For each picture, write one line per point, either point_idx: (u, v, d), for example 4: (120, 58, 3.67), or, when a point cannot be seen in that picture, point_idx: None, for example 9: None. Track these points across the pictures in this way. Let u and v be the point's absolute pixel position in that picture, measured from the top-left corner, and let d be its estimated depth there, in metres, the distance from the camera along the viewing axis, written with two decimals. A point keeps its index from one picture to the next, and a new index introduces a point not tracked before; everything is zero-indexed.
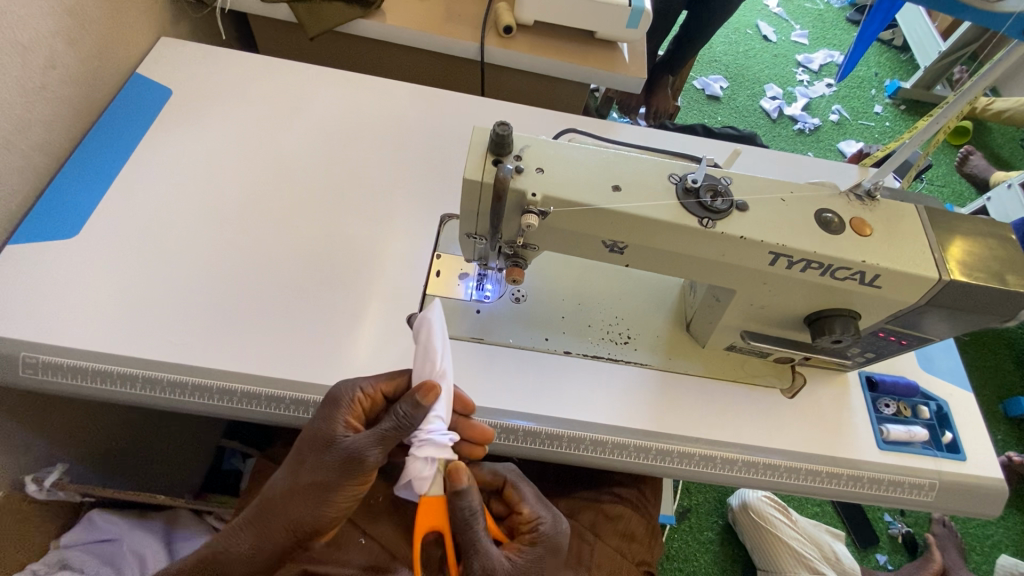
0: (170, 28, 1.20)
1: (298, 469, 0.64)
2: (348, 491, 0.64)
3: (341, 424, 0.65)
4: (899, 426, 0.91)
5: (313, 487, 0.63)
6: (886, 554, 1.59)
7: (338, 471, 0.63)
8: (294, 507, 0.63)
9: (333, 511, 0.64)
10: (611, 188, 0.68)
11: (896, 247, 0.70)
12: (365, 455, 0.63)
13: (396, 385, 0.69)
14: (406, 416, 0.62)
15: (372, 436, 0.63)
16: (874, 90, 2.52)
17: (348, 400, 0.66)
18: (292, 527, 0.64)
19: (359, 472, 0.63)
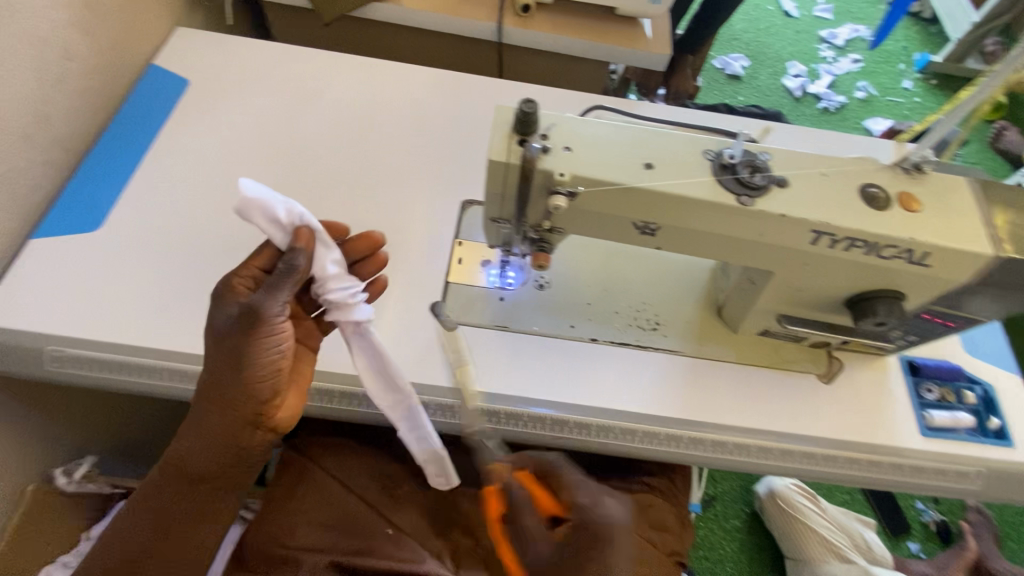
0: (185, 18, 1.19)
1: (212, 363, 0.66)
2: (266, 351, 0.65)
3: (228, 302, 0.64)
4: (944, 412, 0.87)
5: (230, 361, 0.64)
6: (918, 542, 1.55)
7: (244, 332, 0.63)
8: (224, 382, 0.65)
9: (264, 376, 0.66)
10: (643, 166, 0.65)
11: (946, 223, 0.66)
12: (264, 307, 0.62)
13: (269, 255, 0.67)
14: (288, 261, 0.62)
15: (262, 289, 0.62)
16: (902, 64, 2.42)
17: (223, 286, 0.64)
18: (232, 400, 0.66)
19: (264, 327, 0.63)
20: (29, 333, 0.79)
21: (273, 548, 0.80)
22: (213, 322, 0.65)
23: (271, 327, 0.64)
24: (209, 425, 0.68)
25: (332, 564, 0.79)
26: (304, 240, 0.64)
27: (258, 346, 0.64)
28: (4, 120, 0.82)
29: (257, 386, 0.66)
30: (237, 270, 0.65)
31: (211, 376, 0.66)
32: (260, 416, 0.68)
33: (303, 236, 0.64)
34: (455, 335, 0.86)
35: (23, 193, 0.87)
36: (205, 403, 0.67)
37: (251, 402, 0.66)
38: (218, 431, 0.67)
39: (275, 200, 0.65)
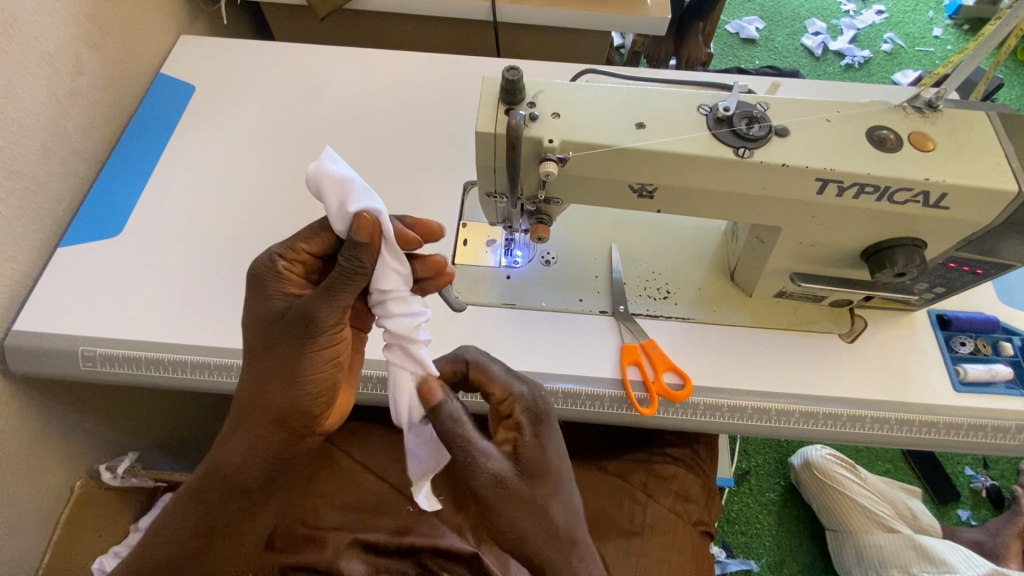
0: (189, 25, 1.21)
1: (258, 363, 0.60)
2: (322, 355, 0.59)
3: (276, 293, 0.60)
4: (979, 365, 0.83)
5: (280, 363, 0.58)
6: (969, 509, 1.48)
7: (299, 337, 0.57)
8: (273, 389, 0.59)
9: (319, 382, 0.60)
10: (635, 125, 0.63)
11: (964, 160, 0.62)
12: (320, 315, 0.57)
13: (320, 244, 0.61)
14: (350, 260, 0.54)
15: (319, 292, 0.56)
16: (931, 11, 2.28)
17: (270, 273, 0.59)
18: (282, 410, 0.60)
19: (320, 335, 0.58)
20: (62, 336, 0.83)
21: (299, 528, 0.83)
22: (258, 325, 0.59)
23: (329, 332, 0.58)
24: (250, 434, 0.62)
25: (354, 543, 0.81)
26: (365, 231, 0.54)
27: (314, 352, 0.58)
28: (23, 135, 0.86)
29: (311, 397, 0.60)
30: (286, 255, 0.60)
31: (258, 384, 0.60)
32: (308, 427, 0.63)
33: (364, 225, 0.54)
34: (463, 315, 0.86)
35: (49, 204, 0.91)
36: (251, 414, 0.61)
37: (302, 414, 0.61)
38: (264, 442, 0.62)
39: (353, 179, 0.56)
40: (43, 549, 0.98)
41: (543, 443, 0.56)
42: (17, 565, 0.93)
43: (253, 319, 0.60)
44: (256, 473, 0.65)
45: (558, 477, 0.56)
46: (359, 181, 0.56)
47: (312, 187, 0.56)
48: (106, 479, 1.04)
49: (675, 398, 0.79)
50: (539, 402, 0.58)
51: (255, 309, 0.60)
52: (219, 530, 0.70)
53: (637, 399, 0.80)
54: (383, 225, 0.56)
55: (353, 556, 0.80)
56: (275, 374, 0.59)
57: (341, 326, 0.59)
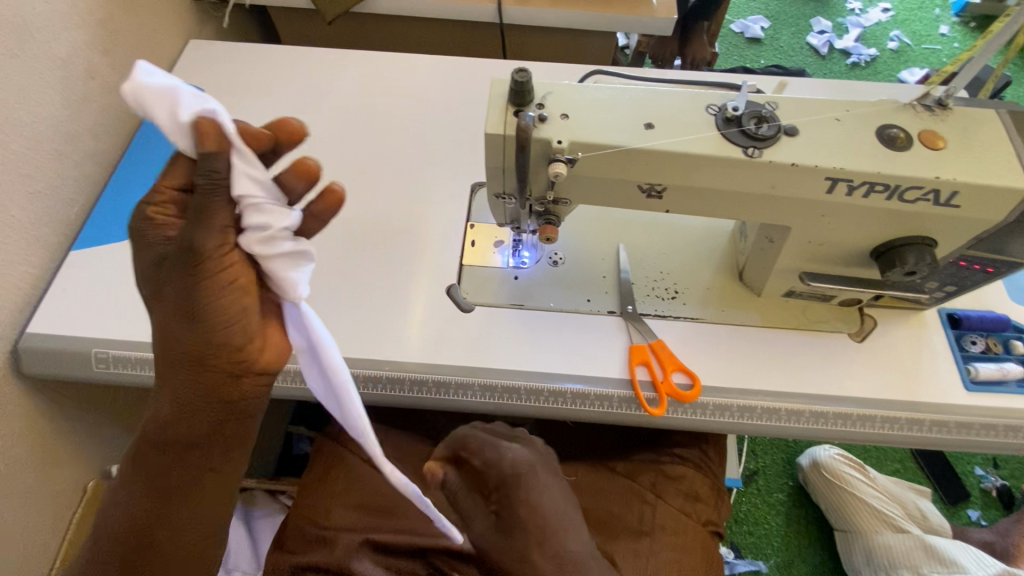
0: (198, 30, 1.23)
1: (164, 308, 0.56)
2: (218, 278, 0.54)
3: (157, 240, 0.56)
4: (990, 364, 0.82)
5: (182, 300, 0.55)
6: (979, 509, 1.47)
7: (187, 268, 0.54)
8: (183, 330, 0.56)
9: (232, 311, 0.56)
10: (644, 126, 0.64)
11: (975, 158, 0.62)
12: (198, 238, 0.53)
13: (183, 170, 0.55)
14: (207, 172, 0.51)
15: (191, 217, 0.52)
16: (938, 9, 2.27)
17: (143, 223, 0.55)
18: (197, 348, 0.57)
19: (206, 261, 0.53)
20: (76, 338, 0.84)
21: (310, 528, 0.84)
22: (149, 270, 0.56)
23: (216, 256, 0.54)
24: (178, 382, 0.59)
25: (365, 543, 0.82)
26: (208, 138, 0.49)
27: (209, 278, 0.54)
28: (36, 140, 0.87)
29: (221, 328, 0.56)
30: (151, 198, 0.55)
31: (167, 329, 0.57)
32: (233, 365, 0.59)
33: (205, 131, 0.49)
34: (472, 316, 0.86)
35: (62, 208, 0.92)
36: (170, 359, 0.58)
37: (220, 349, 0.57)
38: (196, 387, 0.59)
39: (180, 86, 0.50)
40: (57, 550, 0.98)
41: (526, 496, 0.61)
42: (31, 565, 0.94)
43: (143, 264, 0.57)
44: (193, 420, 0.61)
45: (548, 516, 0.61)
46: (184, 86, 0.50)
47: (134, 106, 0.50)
48: None
49: (685, 398, 0.79)
50: (511, 462, 0.61)
51: (140, 256, 0.57)
52: (176, 496, 0.66)
53: (646, 399, 0.80)
54: (225, 128, 0.51)
55: (364, 557, 0.81)
56: (180, 314, 0.56)
57: (229, 249, 0.54)
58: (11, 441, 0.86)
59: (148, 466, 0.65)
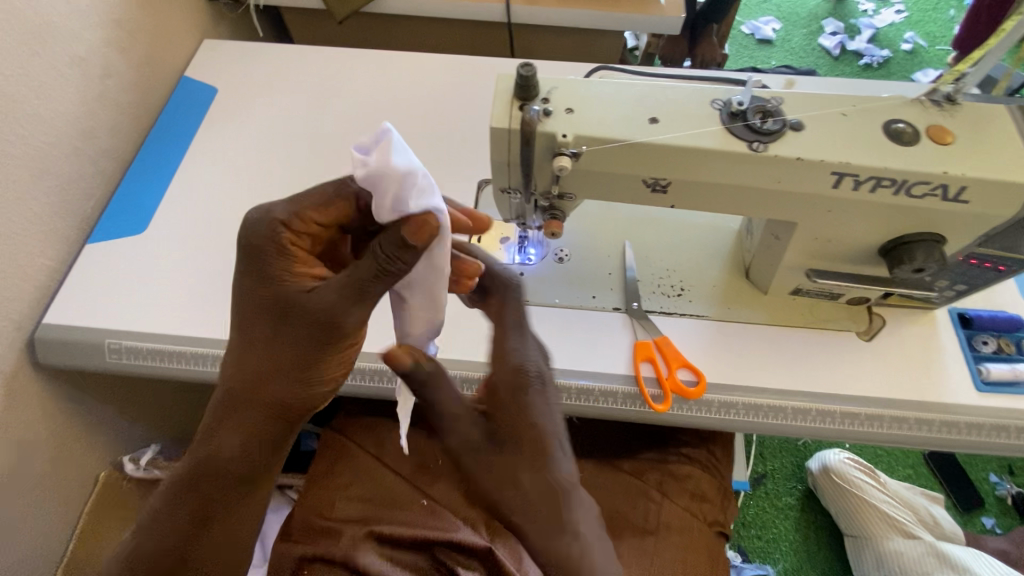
0: (212, 29, 1.25)
1: (272, 357, 0.56)
2: (339, 354, 0.57)
3: (290, 279, 0.55)
4: (1002, 364, 0.81)
5: (298, 361, 0.56)
6: (993, 517, 1.45)
7: (315, 337, 0.54)
8: (291, 385, 0.57)
9: (331, 378, 0.59)
10: (648, 120, 0.64)
11: (985, 153, 0.61)
12: (341, 317, 0.53)
13: (334, 214, 0.57)
14: (387, 260, 0.50)
15: (348, 295, 0.52)
16: (952, 10, 2.24)
17: (274, 247, 0.55)
18: (297, 408, 0.58)
19: (341, 337, 0.54)
20: (90, 330, 0.86)
21: (316, 520, 0.86)
22: (262, 310, 0.55)
23: (351, 333, 0.55)
24: (260, 427, 0.59)
25: (370, 535, 0.83)
26: (423, 237, 0.51)
27: (334, 353, 0.56)
28: (54, 136, 0.89)
29: (323, 394, 0.59)
30: (293, 224, 0.56)
31: (272, 378, 0.56)
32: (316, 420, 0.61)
33: (426, 229, 0.51)
34: (477, 311, 0.86)
35: (77, 202, 0.94)
36: (263, 410, 0.58)
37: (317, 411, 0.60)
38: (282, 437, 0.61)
39: (418, 167, 0.53)
40: (70, 535, 1.00)
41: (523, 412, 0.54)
42: (44, 551, 0.96)
43: (253, 301, 0.56)
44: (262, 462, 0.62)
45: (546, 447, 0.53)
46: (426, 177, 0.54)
47: (367, 179, 0.53)
48: (129, 471, 1.06)
49: (690, 395, 0.78)
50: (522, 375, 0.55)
51: (263, 296, 0.55)
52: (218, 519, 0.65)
53: (650, 395, 0.80)
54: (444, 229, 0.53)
55: (369, 548, 0.82)
56: (289, 372, 0.56)
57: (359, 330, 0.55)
58: (26, 430, 0.88)
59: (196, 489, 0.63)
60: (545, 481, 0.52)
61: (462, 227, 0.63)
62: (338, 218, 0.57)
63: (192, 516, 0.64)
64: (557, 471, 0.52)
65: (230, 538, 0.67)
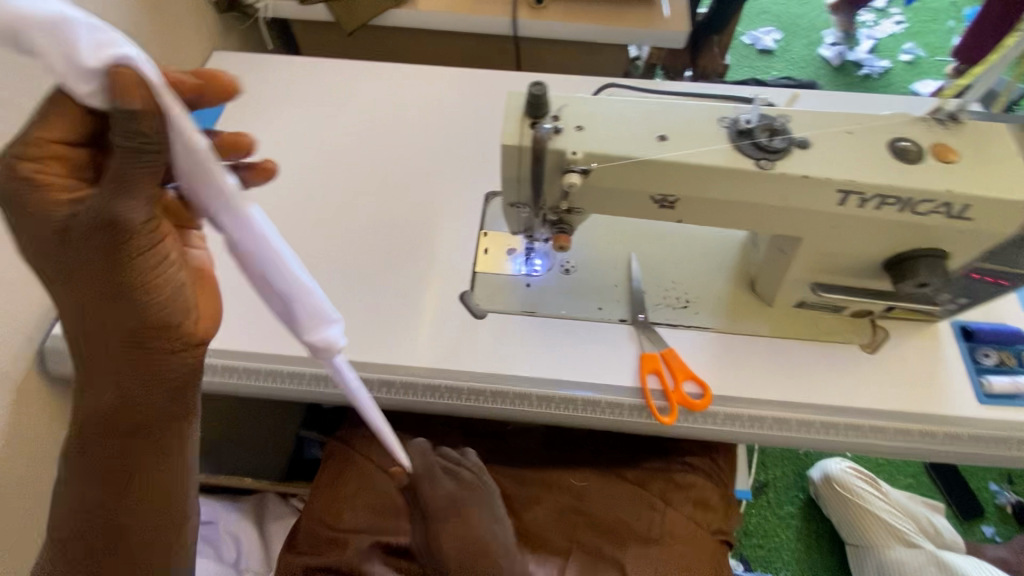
0: (220, 40, 1.26)
1: (70, 279, 0.47)
2: (145, 256, 0.47)
3: (42, 202, 0.45)
4: (1004, 377, 0.82)
5: (96, 274, 0.46)
6: (993, 525, 1.45)
7: (100, 243, 0.44)
8: (104, 298, 0.48)
9: (163, 287, 0.50)
10: (657, 138, 0.65)
11: (987, 171, 0.63)
12: (124, 214, 0.43)
13: (65, 123, 0.43)
14: (130, 135, 0.38)
15: (110, 185, 0.42)
16: (951, 22, 2.26)
17: (15, 179, 0.44)
18: (133, 329, 0.50)
19: (134, 238, 0.45)
20: None
21: (322, 531, 0.86)
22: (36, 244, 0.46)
23: (143, 231, 0.45)
24: (105, 351, 0.51)
25: (377, 544, 0.85)
26: (135, 97, 0.37)
27: (130, 254, 0.46)
28: None
29: (159, 308, 0.50)
30: (28, 148, 0.43)
31: (86, 306, 0.49)
32: (173, 342, 0.52)
33: (128, 87, 0.36)
34: (484, 322, 0.87)
35: None
36: (99, 336, 0.51)
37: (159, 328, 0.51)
38: (138, 371, 0.53)
39: (71, 15, 0.36)
40: None
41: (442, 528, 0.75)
42: None
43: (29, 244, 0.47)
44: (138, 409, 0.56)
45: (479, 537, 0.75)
46: (82, 20, 0.36)
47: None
48: None
49: (695, 407, 0.79)
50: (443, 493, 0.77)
51: (29, 229, 0.46)
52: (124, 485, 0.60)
53: (656, 407, 0.80)
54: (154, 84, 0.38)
55: (376, 557, 0.84)
56: (96, 288, 0.47)
57: (149, 221, 0.45)
58: (35, 440, 0.88)
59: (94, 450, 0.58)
60: (471, 535, 0.74)
61: (188, 88, 0.49)
62: (79, 133, 0.44)
63: (103, 481, 0.60)
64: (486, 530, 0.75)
65: (148, 494, 0.61)
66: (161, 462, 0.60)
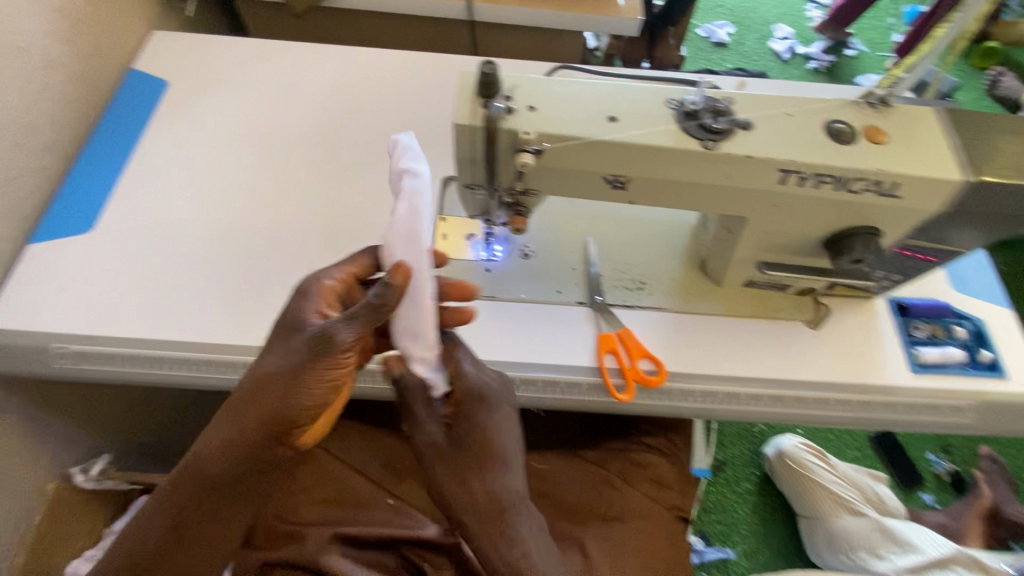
0: (163, 21, 1.21)
1: (271, 363, 0.60)
2: (325, 373, 0.58)
3: (311, 309, 0.61)
4: (933, 348, 0.87)
5: (287, 370, 0.58)
6: (932, 494, 1.55)
7: (311, 352, 0.57)
8: (279, 391, 0.58)
9: (318, 400, 0.59)
10: (607, 118, 0.66)
11: (914, 151, 0.66)
12: (337, 334, 0.57)
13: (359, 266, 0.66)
14: (377, 299, 0.55)
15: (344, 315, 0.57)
16: (891, 19, 2.37)
17: (315, 288, 0.63)
18: (277, 419, 0.59)
19: (330, 356, 0.57)
20: (31, 333, 0.81)
21: (279, 525, 0.84)
22: (280, 334, 0.62)
23: (339, 356, 0.58)
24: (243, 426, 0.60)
25: (335, 536, 0.83)
26: (399, 274, 0.55)
27: (321, 370, 0.58)
28: None
29: (305, 412, 0.59)
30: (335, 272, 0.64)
31: (262, 387, 0.59)
32: (294, 441, 0.61)
33: (400, 269, 0.55)
34: None
35: (18, 200, 0.90)
36: (248, 414, 0.60)
37: (290, 428, 0.60)
38: (251, 449, 0.61)
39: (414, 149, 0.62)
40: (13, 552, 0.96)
41: (473, 423, 0.63)
42: None
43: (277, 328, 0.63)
44: (233, 479, 0.63)
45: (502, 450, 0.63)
46: (416, 157, 0.61)
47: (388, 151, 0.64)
48: (78, 482, 1.03)
49: (651, 382, 0.81)
50: (479, 386, 0.63)
51: (282, 323, 0.62)
52: (190, 530, 0.67)
53: (614, 385, 0.82)
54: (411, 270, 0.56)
55: (333, 550, 0.81)
56: (281, 379, 0.58)
57: (350, 355, 0.58)
58: None
59: (180, 493, 0.65)
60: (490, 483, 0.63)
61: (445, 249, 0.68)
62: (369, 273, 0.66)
63: (172, 522, 0.66)
64: (498, 480, 0.63)
65: (212, 539, 0.69)
66: (234, 526, 0.69)
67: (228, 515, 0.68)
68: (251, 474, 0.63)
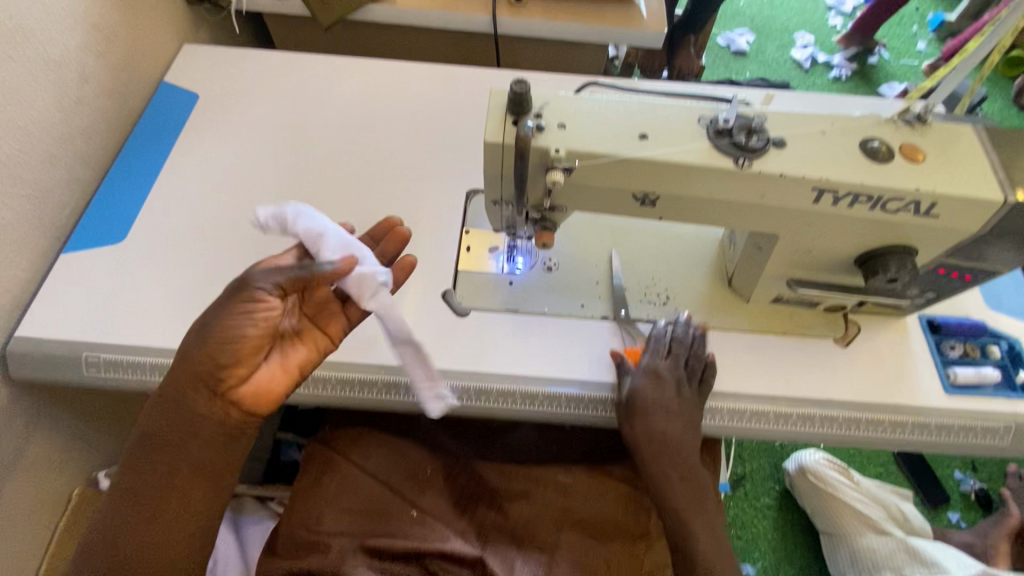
0: (192, 35, 1.23)
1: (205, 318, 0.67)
2: (239, 311, 0.64)
3: None
4: (968, 369, 0.85)
5: (209, 314, 0.65)
6: (959, 512, 1.51)
7: (227, 293, 0.65)
8: (200, 333, 0.65)
9: (228, 336, 0.64)
10: (638, 136, 0.66)
11: (954, 171, 0.65)
12: (256, 278, 0.64)
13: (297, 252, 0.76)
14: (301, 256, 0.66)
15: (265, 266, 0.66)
16: (915, 26, 2.34)
17: None
18: (198, 359, 0.64)
19: (247, 293, 0.64)
20: (63, 342, 0.83)
21: (302, 535, 0.85)
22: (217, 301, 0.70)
23: (258, 296, 0.64)
24: (177, 376, 0.65)
25: (360, 548, 0.84)
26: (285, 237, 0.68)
27: (233, 307, 0.64)
28: (29, 143, 0.86)
29: (222, 348, 0.64)
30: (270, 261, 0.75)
31: (191, 336, 0.66)
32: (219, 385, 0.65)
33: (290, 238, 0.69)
34: (468, 321, 0.87)
35: (53, 211, 0.92)
36: (178, 362, 0.66)
37: (211, 367, 0.64)
38: (183, 397, 0.65)
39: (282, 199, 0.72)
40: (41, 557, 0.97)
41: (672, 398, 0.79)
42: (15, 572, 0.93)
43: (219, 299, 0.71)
44: (175, 436, 0.65)
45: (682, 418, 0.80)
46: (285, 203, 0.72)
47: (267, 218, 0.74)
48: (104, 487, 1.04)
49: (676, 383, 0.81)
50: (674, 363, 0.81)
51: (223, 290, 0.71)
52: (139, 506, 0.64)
53: None
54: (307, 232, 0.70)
55: (358, 561, 0.83)
56: (205, 324, 0.65)
57: (265, 297, 0.64)
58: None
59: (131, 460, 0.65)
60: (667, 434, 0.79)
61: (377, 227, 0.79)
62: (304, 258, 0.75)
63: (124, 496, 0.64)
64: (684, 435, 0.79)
65: (174, 522, 0.64)
66: (185, 504, 0.65)
67: (180, 489, 0.65)
68: (188, 428, 0.65)
